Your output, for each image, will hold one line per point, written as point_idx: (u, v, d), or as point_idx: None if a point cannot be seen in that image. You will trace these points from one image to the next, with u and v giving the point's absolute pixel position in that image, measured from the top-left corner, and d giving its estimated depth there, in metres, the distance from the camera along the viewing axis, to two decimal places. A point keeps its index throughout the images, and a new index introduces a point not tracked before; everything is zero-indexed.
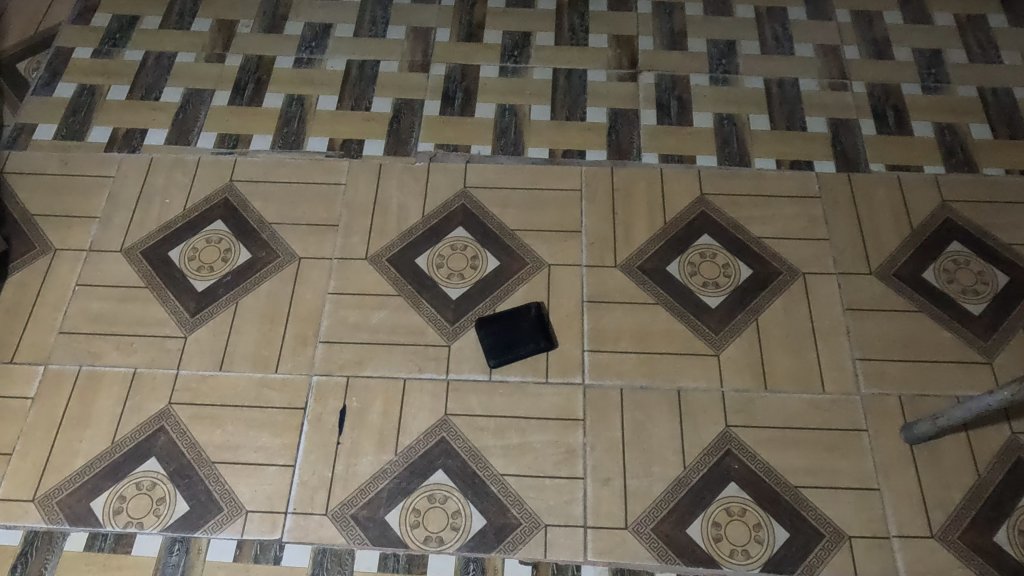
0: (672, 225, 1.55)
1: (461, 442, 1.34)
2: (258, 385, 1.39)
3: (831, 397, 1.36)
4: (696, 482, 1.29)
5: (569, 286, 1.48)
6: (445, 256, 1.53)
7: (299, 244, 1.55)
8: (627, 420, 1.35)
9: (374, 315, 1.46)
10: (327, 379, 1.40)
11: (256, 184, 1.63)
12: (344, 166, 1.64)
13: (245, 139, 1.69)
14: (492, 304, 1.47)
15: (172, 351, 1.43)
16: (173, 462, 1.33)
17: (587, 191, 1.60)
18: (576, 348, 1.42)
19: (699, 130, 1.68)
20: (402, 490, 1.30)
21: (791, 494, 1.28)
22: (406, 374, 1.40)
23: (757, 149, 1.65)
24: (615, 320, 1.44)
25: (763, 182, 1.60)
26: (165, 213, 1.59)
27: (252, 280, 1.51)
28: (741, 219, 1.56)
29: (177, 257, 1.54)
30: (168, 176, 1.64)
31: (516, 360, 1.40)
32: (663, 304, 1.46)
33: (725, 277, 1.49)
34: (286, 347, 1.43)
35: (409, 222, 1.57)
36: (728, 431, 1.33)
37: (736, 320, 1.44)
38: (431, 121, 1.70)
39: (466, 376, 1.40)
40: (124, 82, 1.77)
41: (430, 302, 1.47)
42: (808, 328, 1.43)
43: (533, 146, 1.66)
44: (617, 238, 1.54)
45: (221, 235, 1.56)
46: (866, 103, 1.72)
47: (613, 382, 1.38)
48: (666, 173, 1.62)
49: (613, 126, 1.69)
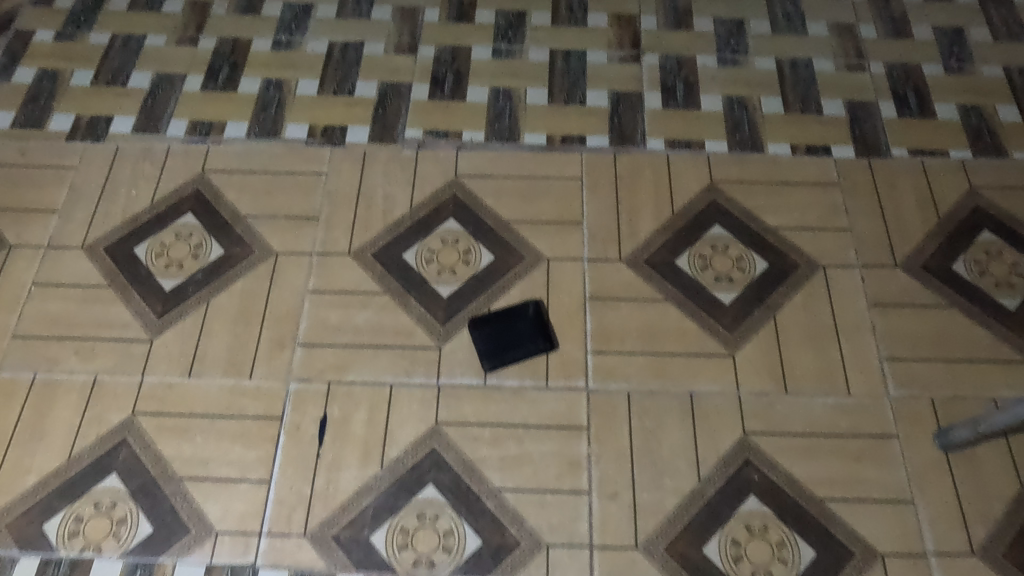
0: (681, 215, 1.44)
1: (453, 453, 1.22)
2: (231, 393, 1.27)
3: (857, 400, 1.25)
4: (712, 496, 1.17)
5: (570, 281, 1.37)
6: (435, 251, 1.41)
7: (276, 239, 1.42)
8: (635, 427, 1.23)
9: (359, 315, 1.34)
10: (307, 385, 1.28)
11: (230, 174, 1.50)
12: (325, 155, 1.52)
13: (218, 126, 1.56)
14: (486, 302, 1.35)
15: (136, 356, 1.31)
16: (136, 478, 1.20)
17: (588, 179, 1.48)
18: (579, 350, 1.30)
19: (708, 114, 1.56)
20: (389, 508, 1.18)
21: (817, 508, 1.17)
22: (394, 379, 1.28)
23: (770, 133, 1.53)
24: (621, 319, 1.33)
25: (778, 169, 1.49)
26: (130, 206, 1.47)
27: (224, 278, 1.38)
28: (754, 208, 1.44)
29: (144, 254, 1.41)
30: (135, 166, 1.51)
31: (513, 363, 1.29)
32: (673, 300, 1.34)
33: (739, 270, 1.37)
34: (261, 351, 1.31)
35: (396, 214, 1.45)
36: (745, 438, 1.22)
37: (752, 317, 1.33)
38: (419, 105, 1.58)
39: (459, 380, 1.28)
40: (89, 66, 1.65)
41: (419, 300, 1.36)
42: (830, 326, 1.32)
43: (529, 132, 1.54)
44: (622, 230, 1.42)
45: (192, 229, 1.44)
46: (885, 84, 1.60)
47: (619, 387, 1.26)
48: (673, 159, 1.50)
49: (616, 110, 1.57)
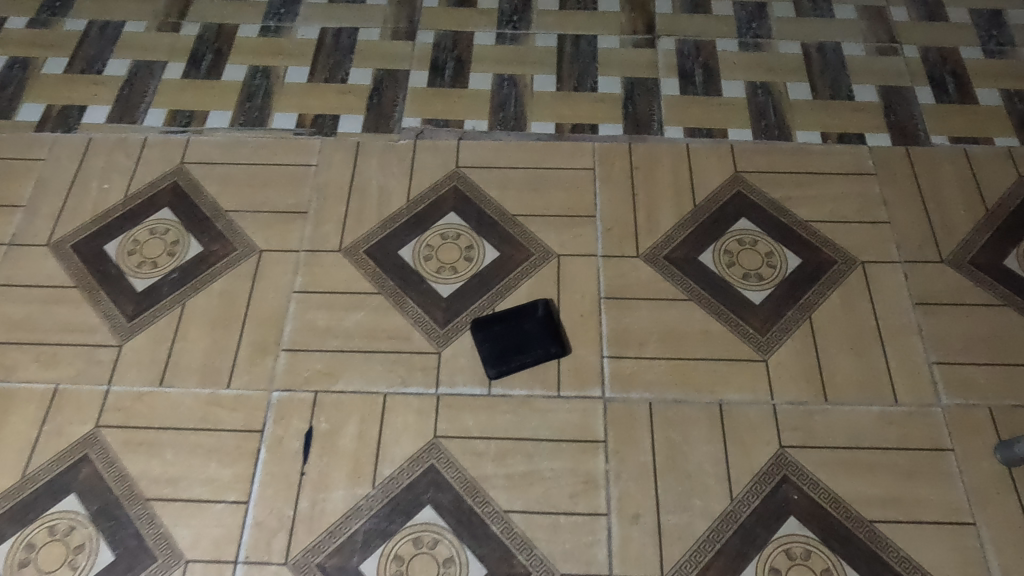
0: (703, 208, 1.31)
1: (454, 471, 1.08)
2: (207, 403, 1.14)
3: (906, 409, 1.12)
4: (747, 518, 1.04)
5: (583, 280, 1.24)
6: (434, 247, 1.28)
7: (260, 235, 1.30)
8: (658, 441, 1.10)
9: (350, 317, 1.21)
10: (291, 394, 1.14)
11: (211, 166, 1.38)
12: (315, 145, 1.40)
13: (200, 115, 1.45)
14: (490, 302, 1.22)
15: (103, 363, 1.18)
16: (97, 499, 1.07)
17: (601, 170, 1.36)
18: (594, 355, 1.17)
19: (730, 101, 1.44)
20: (381, 533, 1.04)
21: (866, 531, 1.03)
22: (388, 388, 1.15)
23: (798, 121, 1.41)
24: (639, 321, 1.20)
25: (808, 158, 1.37)
26: (101, 201, 1.35)
27: (202, 277, 1.26)
28: (783, 200, 1.32)
29: (115, 251, 1.29)
30: (109, 158, 1.39)
31: (520, 370, 1.16)
32: (697, 300, 1.22)
33: (769, 267, 1.25)
34: (242, 357, 1.18)
35: (391, 208, 1.33)
36: (782, 453, 1.09)
37: (785, 318, 1.20)
38: (417, 93, 1.46)
39: (460, 389, 1.15)
40: (63, 54, 1.54)
41: (416, 301, 1.23)
42: (872, 328, 1.19)
43: (536, 120, 1.42)
44: (639, 224, 1.30)
45: (168, 225, 1.31)
46: (920, 69, 1.49)
47: (639, 395, 1.13)
48: (693, 148, 1.38)
49: (630, 97, 1.45)
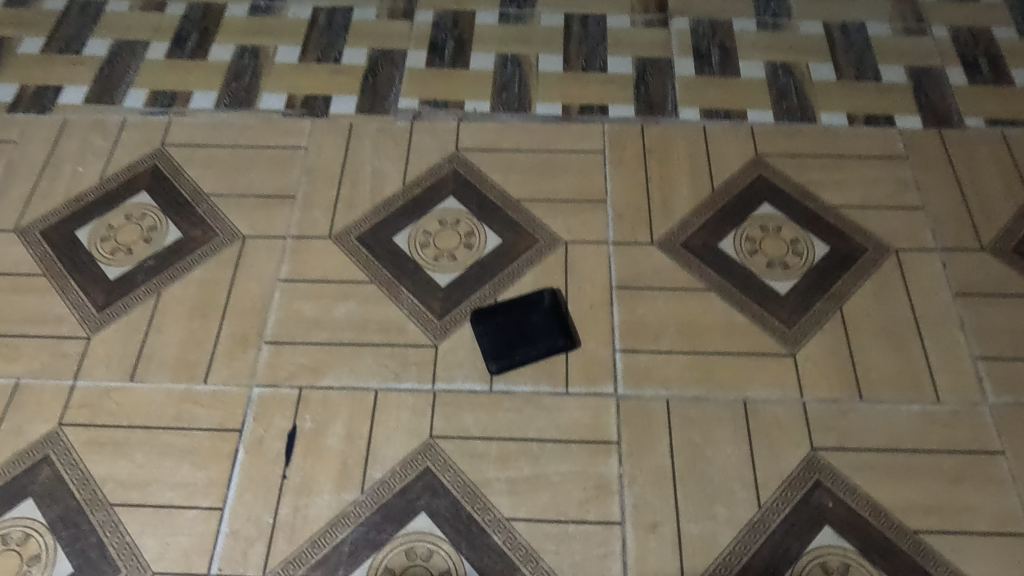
0: (722, 192, 1.22)
1: (451, 474, 0.98)
2: (181, 400, 1.04)
3: (949, 408, 1.01)
4: (777, 528, 0.93)
5: (593, 268, 1.14)
6: (431, 233, 1.18)
7: (244, 221, 1.20)
8: (677, 442, 0.99)
9: (339, 307, 1.12)
10: (273, 390, 1.04)
11: (194, 148, 1.29)
12: (305, 127, 1.31)
13: (183, 96, 1.35)
14: (492, 292, 1.12)
15: (69, 356, 1.08)
16: (57, 505, 0.97)
17: (611, 153, 1.26)
18: (605, 348, 1.07)
19: (749, 81, 1.35)
20: (370, 543, 0.93)
21: (911, 542, 0.92)
22: (380, 383, 1.05)
23: (822, 102, 1.32)
24: (655, 312, 1.10)
25: (834, 141, 1.27)
26: (75, 184, 1.25)
27: (180, 265, 1.16)
28: (809, 185, 1.22)
29: (87, 237, 1.19)
30: (85, 140, 1.30)
31: (525, 365, 1.06)
32: (717, 290, 1.12)
33: (795, 255, 1.15)
34: (221, 350, 1.08)
35: (386, 192, 1.23)
36: (815, 456, 0.98)
37: (813, 310, 1.10)
38: (415, 73, 1.37)
39: (459, 385, 1.04)
40: (41, 34, 1.45)
41: (412, 290, 1.13)
42: (909, 320, 1.09)
43: (542, 101, 1.33)
44: (654, 209, 1.20)
45: (146, 210, 1.22)
46: (951, 49, 1.39)
47: (655, 393, 1.03)
48: (710, 130, 1.29)
49: (642, 77, 1.36)
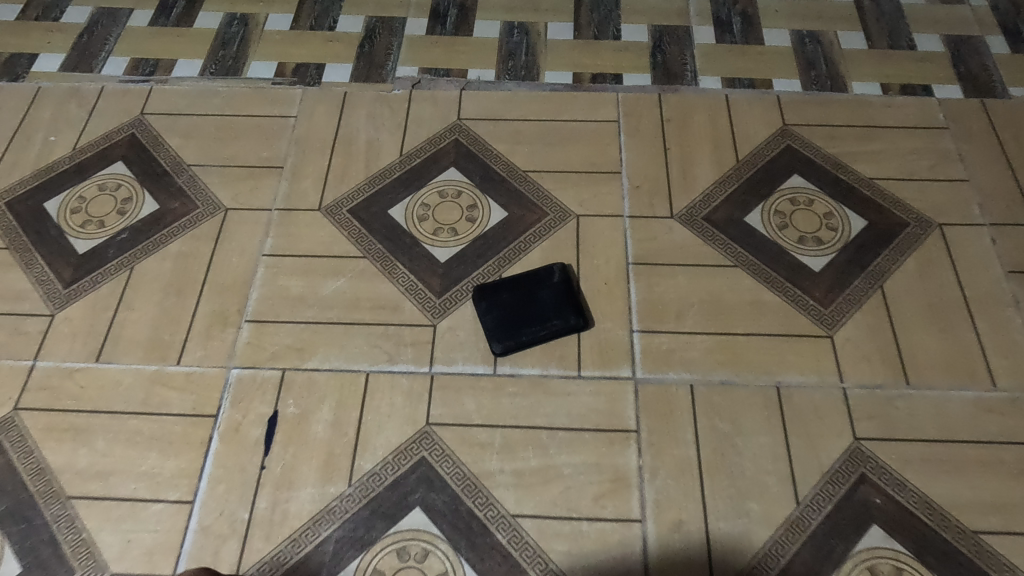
0: (748, 163, 1.12)
1: (450, 466, 0.87)
2: (151, 383, 0.94)
3: (1007, 395, 0.91)
4: (818, 528, 0.82)
5: (607, 243, 1.04)
6: (430, 205, 1.08)
7: (227, 192, 1.11)
8: (703, 431, 0.89)
9: (329, 284, 1.02)
10: (253, 372, 0.94)
11: (175, 117, 1.19)
12: (296, 95, 1.21)
13: (166, 64, 1.26)
14: (496, 268, 1.02)
15: (30, 335, 0.98)
16: (7, 497, 0.86)
17: (626, 122, 1.16)
18: (621, 329, 0.97)
19: (774, 50, 1.25)
20: (357, 542, 0.83)
21: (970, 544, 0.81)
22: (372, 365, 0.95)
23: (853, 72, 1.22)
24: (676, 290, 1.00)
25: (868, 111, 1.17)
26: (45, 153, 1.16)
27: (155, 238, 1.06)
28: (842, 156, 1.12)
29: (55, 209, 1.10)
30: (58, 108, 1.21)
31: (532, 346, 0.95)
32: (744, 267, 1.02)
33: (829, 230, 1.04)
34: (197, 329, 0.98)
35: (382, 163, 1.13)
36: (858, 447, 0.87)
37: (851, 288, 0.99)
38: (415, 41, 1.28)
39: (459, 368, 0.94)
40: (18, 1, 1.36)
41: (408, 266, 1.03)
42: (958, 299, 0.98)
43: (551, 70, 1.24)
44: (673, 181, 1.10)
45: (121, 180, 1.12)
46: (990, 18, 1.30)
47: (677, 377, 0.93)
48: (733, 100, 1.19)
49: (658, 45, 1.26)
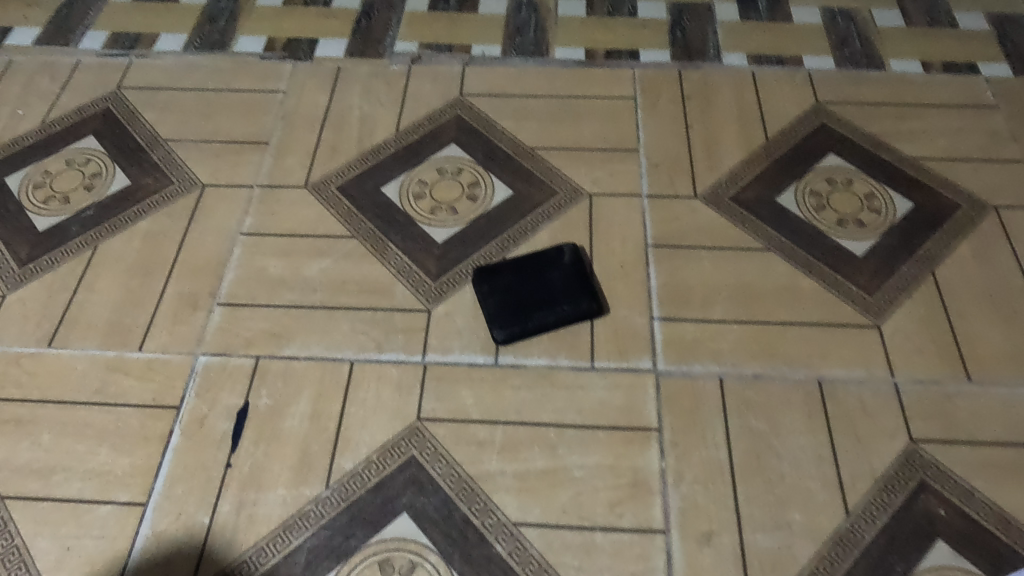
0: (778, 142, 1.01)
1: (444, 466, 0.76)
2: (107, 370, 0.83)
3: None
4: (873, 542, 0.70)
5: (624, 224, 0.93)
6: (427, 183, 0.98)
7: (205, 169, 1.01)
8: (735, 431, 0.77)
9: (313, 265, 0.91)
10: (223, 360, 0.83)
11: (154, 92, 1.10)
12: (286, 70, 1.12)
13: (148, 38, 1.17)
14: (500, 250, 0.91)
15: None
16: None
17: (644, 98, 1.07)
18: (641, 316, 0.85)
19: (803, 27, 1.16)
20: (334, 552, 0.71)
21: None
22: (358, 353, 0.84)
23: (890, 49, 1.13)
24: (701, 275, 0.89)
25: (908, 89, 1.07)
26: (11, 127, 1.06)
27: (124, 215, 0.96)
28: (882, 135, 1.02)
29: (17, 184, 1.00)
30: (30, 82, 1.12)
31: (539, 334, 0.84)
32: (778, 250, 0.91)
33: (871, 211, 0.94)
34: (163, 312, 0.87)
35: (376, 139, 1.04)
36: (916, 450, 0.76)
37: (899, 274, 0.88)
38: (416, 16, 1.19)
39: (456, 357, 0.83)
40: None
41: (402, 247, 0.92)
42: (1020, 287, 0.87)
43: (562, 46, 1.14)
44: (696, 160, 1.00)
45: (91, 155, 1.03)
46: None
47: (704, 369, 0.81)
48: (760, 77, 1.09)
49: (678, 22, 1.17)
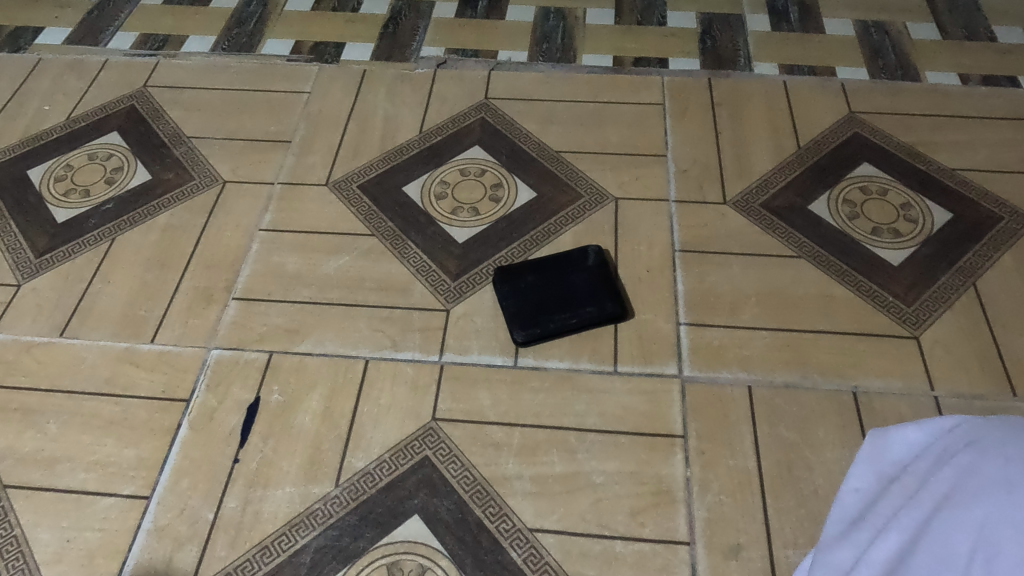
0: (810, 150, 0.99)
1: (458, 468, 0.73)
2: (118, 361, 0.81)
3: None
4: None
5: (650, 228, 0.91)
6: (449, 184, 0.96)
7: (226, 165, 1.00)
8: (764, 441, 0.73)
9: (331, 262, 0.89)
10: (235, 354, 0.81)
11: (180, 90, 1.10)
12: (312, 72, 1.12)
13: (176, 39, 1.18)
14: (521, 252, 0.89)
15: None
16: None
17: (672, 105, 1.05)
18: (667, 321, 0.82)
19: (836, 39, 1.14)
20: (341, 553, 0.68)
21: None
22: (373, 351, 0.81)
23: (926, 61, 1.10)
24: (730, 281, 0.86)
25: (946, 101, 1.04)
26: (37, 123, 1.07)
27: (143, 209, 0.95)
28: (918, 145, 0.99)
29: (39, 177, 1.00)
30: (58, 79, 1.12)
31: (561, 336, 0.81)
32: (810, 258, 0.87)
33: (907, 221, 0.90)
34: (177, 305, 0.86)
35: (399, 140, 1.02)
36: None
37: (938, 284, 0.84)
38: (443, 23, 1.19)
39: (474, 358, 0.80)
40: None
41: (421, 246, 0.90)
42: None
43: (589, 53, 1.13)
44: (725, 167, 0.97)
45: (113, 150, 1.02)
46: None
47: (733, 377, 0.78)
48: (791, 86, 1.07)
49: (707, 32, 1.15)
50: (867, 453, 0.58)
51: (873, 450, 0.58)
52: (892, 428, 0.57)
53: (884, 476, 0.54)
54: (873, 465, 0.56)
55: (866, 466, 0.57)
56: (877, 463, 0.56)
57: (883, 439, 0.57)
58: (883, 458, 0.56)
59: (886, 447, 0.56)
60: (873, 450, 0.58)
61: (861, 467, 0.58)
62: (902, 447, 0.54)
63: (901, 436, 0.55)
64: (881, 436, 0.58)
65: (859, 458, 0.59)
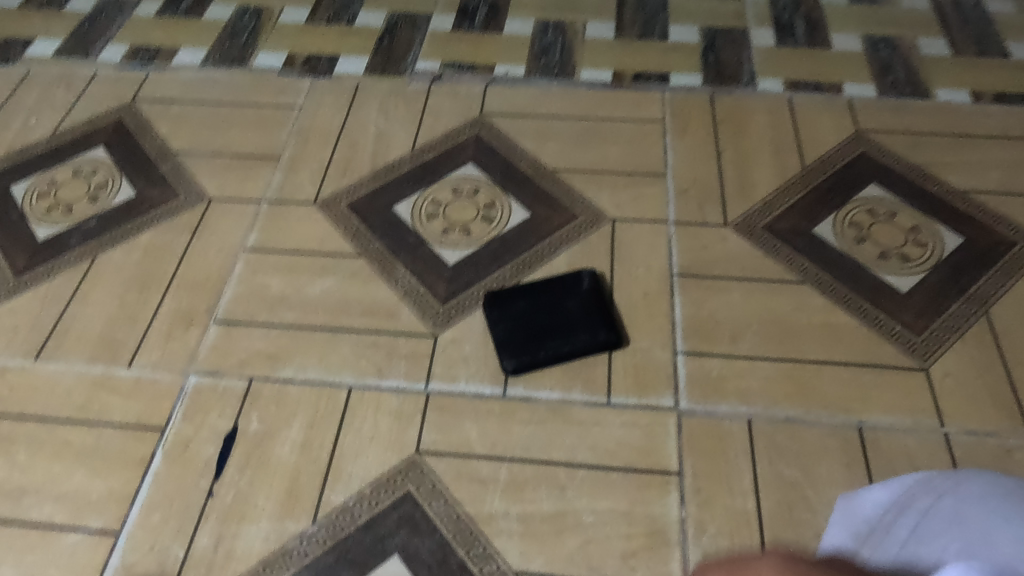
0: (816, 170, 0.95)
1: (442, 505, 0.69)
2: (93, 387, 0.78)
3: None
4: None
5: (647, 251, 0.88)
6: (441, 203, 0.93)
7: (213, 182, 0.98)
8: (764, 479, 0.70)
9: (317, 284, 0.86)
10: (214, 381, 0.78)
11: (169, 105, 1.08)
12: (303, 86, 1.09)
13: (167, 51, 1.16)
14: (513, 275, 0.86)
15: None
16: None
17: (673, 122, 1.01)
18: (663, 349, 0.79)
19: (843, 54, 1.10)
20: None
21: None
22: (356, 379, 0.78)
23: (937, 78, 1.06)
24: (731, 307, 0.82)
25: (957, 120, 1.00)
26: (22, 137, 1.04)
27: (126, 227, 0.93)
28: (928, 165, 0.95)
29: (22, 193, 0.97)
30: (46, 92, 1.10)
31: (552, 365, 0.78)
32: (814, 284, 0.84)
33: (917, 245, 0.87)
34: (156, 328, 0.83)
35: (391, 157, 0.99)
36: None
37: (948, 313, 0.81)
38: (439, 36, 1.16)
39: (462, 387, 0.77)
40: None
41: (411, 267, 0.87)
42: None
43: (588, 68, 1.10)
44: (727, 187, 0.94)
45: (98, 166, 1.00)
46: None
47: (731, 410, 0.74)
48: (797, 103, 1.03)
49: (710, 47, 1.12)
50: (839, 518, 0.61)
51: (844, 512, 0.61)
52: (860, 490, 0.61)
53: (856, 534, 0.57)
54: (845, 527, 0.60)
55: (839, 528, 0.60)
56: (848, 523, 0.59)
57: (852, 502, 0.60)
58: (853, 519, 0.59)
59: (855, 507, 0.60)
60: (843, 513, 0.61)
61: (835, 528, 0.61)
62: (869, 507, 0.58)
63: (868, 497, 0.58)
64: (850, 501, 0.61)
65: (832, 524, 0.62)
